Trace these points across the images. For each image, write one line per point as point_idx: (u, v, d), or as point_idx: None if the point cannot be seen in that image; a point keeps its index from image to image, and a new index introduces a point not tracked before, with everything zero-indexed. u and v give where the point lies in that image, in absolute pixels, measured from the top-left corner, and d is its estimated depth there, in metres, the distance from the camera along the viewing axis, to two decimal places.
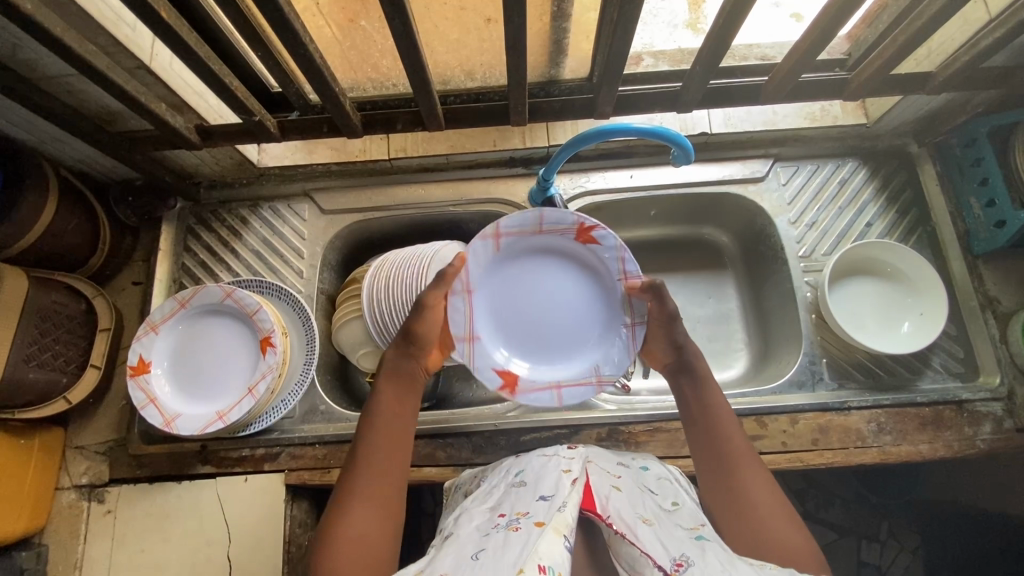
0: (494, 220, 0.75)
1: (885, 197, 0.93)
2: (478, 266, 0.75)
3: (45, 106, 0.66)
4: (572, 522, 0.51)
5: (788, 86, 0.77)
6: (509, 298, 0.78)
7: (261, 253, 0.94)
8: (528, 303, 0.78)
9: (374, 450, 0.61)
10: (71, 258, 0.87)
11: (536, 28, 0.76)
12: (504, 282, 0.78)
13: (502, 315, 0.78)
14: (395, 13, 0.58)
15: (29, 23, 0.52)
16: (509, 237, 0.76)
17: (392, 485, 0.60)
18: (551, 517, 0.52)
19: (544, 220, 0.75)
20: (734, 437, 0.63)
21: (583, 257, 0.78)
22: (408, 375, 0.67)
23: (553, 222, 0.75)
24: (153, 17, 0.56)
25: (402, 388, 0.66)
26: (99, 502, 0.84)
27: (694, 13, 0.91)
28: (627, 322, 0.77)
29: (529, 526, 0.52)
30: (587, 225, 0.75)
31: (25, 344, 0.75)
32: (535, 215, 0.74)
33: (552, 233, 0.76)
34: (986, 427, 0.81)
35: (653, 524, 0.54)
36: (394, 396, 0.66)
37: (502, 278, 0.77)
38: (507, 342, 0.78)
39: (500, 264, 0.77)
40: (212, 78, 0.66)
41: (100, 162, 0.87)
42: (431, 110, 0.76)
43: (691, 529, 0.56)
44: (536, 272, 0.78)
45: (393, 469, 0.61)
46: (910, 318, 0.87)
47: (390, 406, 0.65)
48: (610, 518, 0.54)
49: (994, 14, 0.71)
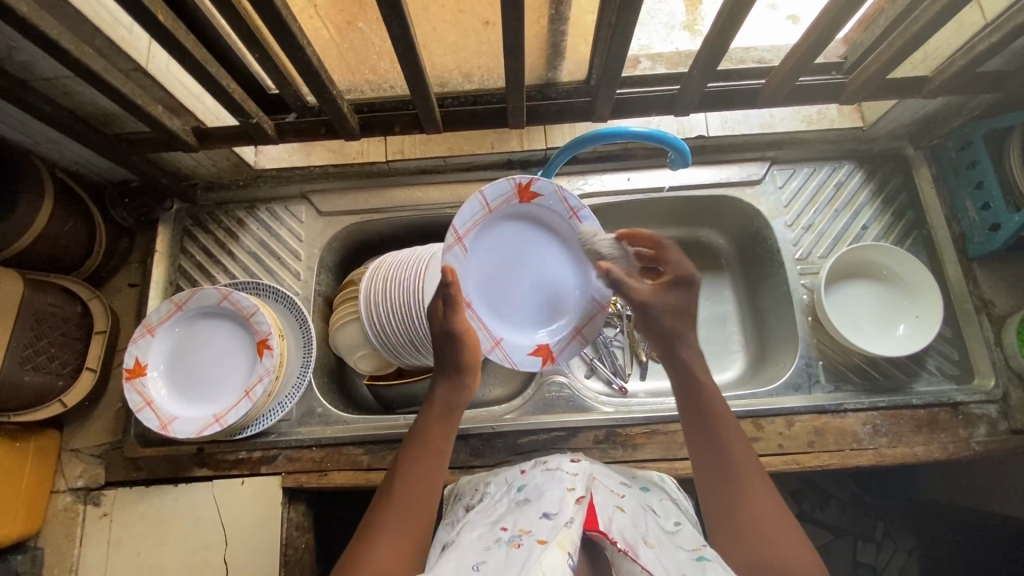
0: (448, 227, 0.69)
1: (881, 200, 0.93)
2: (464, 277, 0.72)
3: (40, 108, 0.66)
4: (577, 539, 0.52)
5: (786, 89, 0.77)
6: (493, 284, 0.76)
7: (258, 255, 0.94)
8: (513, 277, 0.77)
9: (412, 480, 0.60)
10: (67, 260, 0.87)
11: (534, 31, 0.76)
12: (486, 273, 0.75)
13: (500, 303, 0.77)
14: (393, 16, 0.58)
15: (25, 25, 0.52)
16: (468, 233, 0.71)
17: (423, 519, 0.59)
18: (555, 534, 0.52)
19: (487, 198, 0.71)
20: (736, 447, 0.62)
21: (531, 213, 0.77)
22: (455, 409, 0.67)
23: (496, 196, 0.72)
24: (150, 20, 0.56)
25: (447, 421, 0.66)
26: (94, 505, 0.84)
27: (691, 15, 0.92)
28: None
29: (531, 543, 0.52)
30: (524, 183, 0.73)
31: (20, 347, 0.75)
32: (478, 198, 0.71)
33: (498, 206, 0.73)
34: (981, 428, 0.82)
35: (655, 546, 0.55)
36: (438, 428, 0.65)
37: (483, 269, 0.75)
38: (521, 319, 0.79)
39: (479, 262, 0.74)
40: (210, 80, 0.66)
41: (96, 164, 0.87)
42: (429, 113, 0.76)
43: (691, 549, 0.56)
44: (500, 242, 0.76)
45: (426, 504, 0.60)
46: (906, 320, 0.87)
47: (434, 438, 0.64)
48: (614, 537, 0.54)
49: (989, 19, 0.71)
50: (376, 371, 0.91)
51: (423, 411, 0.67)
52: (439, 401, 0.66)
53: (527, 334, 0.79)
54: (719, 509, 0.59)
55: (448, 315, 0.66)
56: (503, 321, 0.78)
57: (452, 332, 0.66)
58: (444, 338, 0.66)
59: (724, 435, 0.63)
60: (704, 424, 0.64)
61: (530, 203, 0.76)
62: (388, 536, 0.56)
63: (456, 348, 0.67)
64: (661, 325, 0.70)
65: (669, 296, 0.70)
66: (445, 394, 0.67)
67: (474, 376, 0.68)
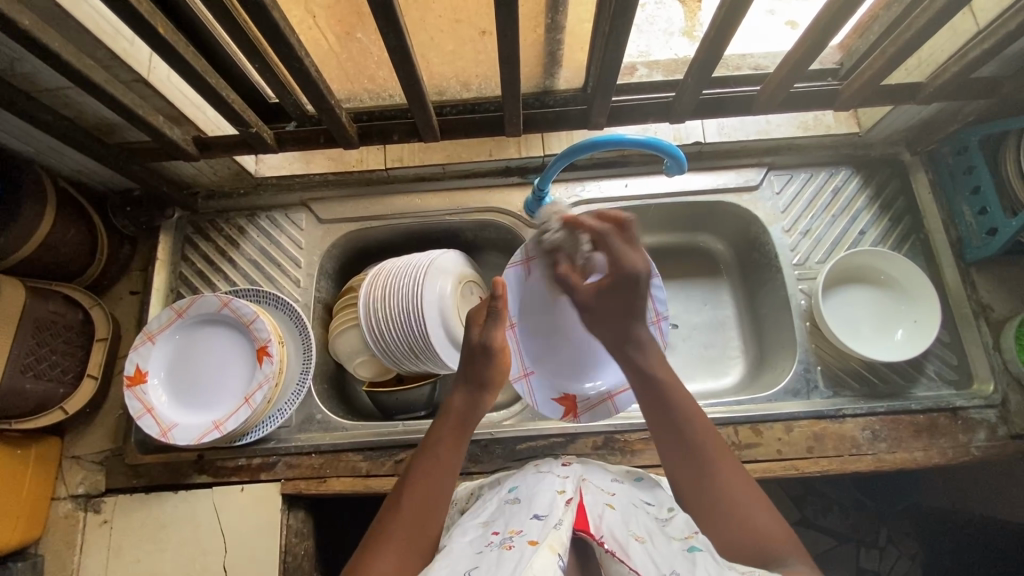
0: (518, 248, 0.82)
1: (878, 206, 0.94)
2: (514, 292, 0.82)
3: (43, 119, 0.67)
4: (566, 539, 0.52)
5: (781, 96, 0.77)
6: (546, 322, 0.84)
7: (258, 262, 0.95)
8: (563, 332, 0.85)
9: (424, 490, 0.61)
10: (69, 267, 0.87)
11: (530, 40, 0.77)
12: (539, 304, 0.84)
13: (543, 344, 0.84)
14: (391, 29, 0.59)
15: (28, 38, 0.53)
16: (536, 262, 0.81)
17: (428, 528, 0.59)
18: (545, 535, 0.53)
19: (527, 254, 0.81)
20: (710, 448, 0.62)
21: None
22: (470, 421, 0.67)
23: (569, 236, 0.79)
24: (152, 34, 0.57)
25: (461, 431, 0.66)
26: (95, 512, 0.84)
27: (690, 22, 0.93)
28: (655, 320, 0.85)
29: (521, 544, 0.52)
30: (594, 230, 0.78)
31: (23, 354, 0.76)
32: (549, 231, 0.79)
33: (536, 255, 0.81)
34: (980, 434, 0.82)
35: (646, 541, 0.55)
36: (452, 437, 0.65)
37: (530, 301, 0.83)
38: (558, 367, 0.85)
39: (528, 288, 0.83)
40: (209, 91, 0.67)
41: (98, 172, 0.88)
42: (427, 122, 0.77)
43: (683, 541, 0.56)
44: (552, 291, 0.83)
45: (434, 520, 0.60)
46: (904, 325, 0.87)
47: (446, 448, 0.64)
48: (601, 537, 0.54)
49: (982, 26, 0.72)
50: (376, 377, 0.92)
51: (439, 420, 0.67)
52: (455, 412, 0.67)
53: (561, 380, 0.84)
54: (699, 507, 0.61)
55: (488, 328, 0.70)
56: (544, 357, 0.84)
57: (489, 345, 0.69)
58: (479, 349, 0.69)
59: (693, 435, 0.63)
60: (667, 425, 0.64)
61: None
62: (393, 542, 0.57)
63: (487, 362, 0.69)
64: (610, 326, 0.71)
65: (608, 297, 0.70)
66: (461, 407, 0.67)
67: (492, 392, 0.70)
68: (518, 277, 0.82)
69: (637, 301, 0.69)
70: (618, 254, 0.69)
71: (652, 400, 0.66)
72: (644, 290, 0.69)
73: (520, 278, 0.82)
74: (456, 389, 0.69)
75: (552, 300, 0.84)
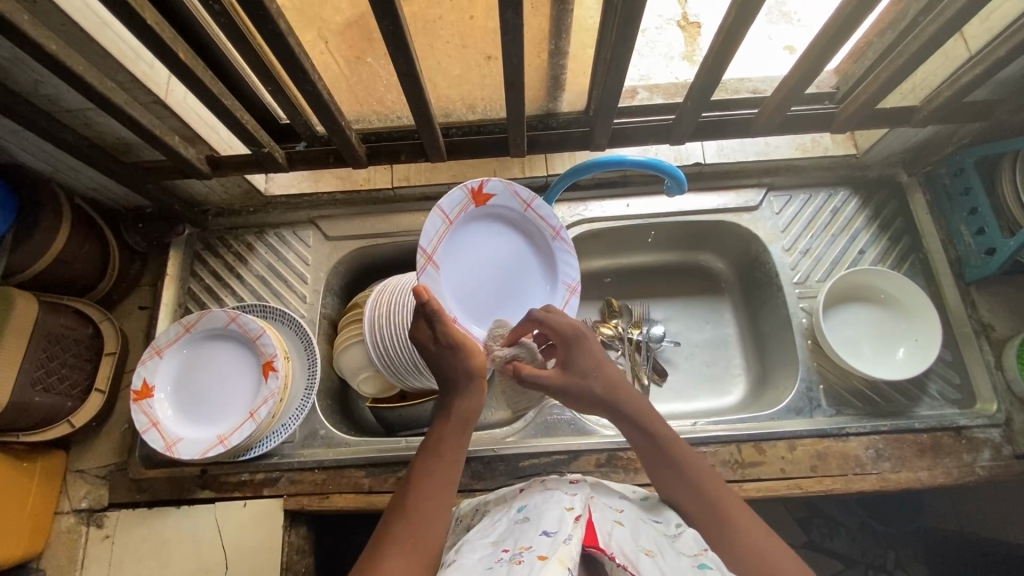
0: (417, 249, 0.70)
1: (877, 226, 0.95)
2: (439, 294, 0.72)
3: (63, 138, 0.69)
4: (576, 554, 0.52)
5: (778, 119, 0.80)
6: (486, 278, 0.79)
7: (266, 278, 0.96)
8: (505, 283, 0.81)
9: (427, 489, 0.60)
10: (81, 282, 0.89)
11: (535, 65, 0.79)
12: (470, 300, 0.77)
13: (483, 304, 0.79)
14: (400, 54, 0.61)
15: (54, 62, 0.55)
16: (457, 215, 0.74)
17: (434, 527, 0.58)
18: (554, 550, 0.53)
19: (444, 210, 0.72)
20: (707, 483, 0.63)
21: (491, 213, 0.79)
22: (468, 417, 0.65)
23: (452, 206, 0.73)
24: (172, 58, 0.59)
25: (462, 430, 0.65)
26: (98, 527, 0.84)
27: (690, 47, 0.97)
28: (554, 234, 0.83)
29: (531, 559, 0.52)
30: (475, 187, 0.74)
31: (33, 367, 0.77)
32: (437, 212, 0.71)
33: (457, 215, 0.74)
34: (985, 453, 0.81)
35: (656, 557, 0.54)
36: (454, 436, 0.64)
37: (457, 255, 0.76)
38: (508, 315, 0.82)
39: (448, 275, 0.75)
40: (223, 112, 0.69)
41: (113, 190, 0.90)
42: (434, 143, 0.80)
43: (693, 556, 0.56)
44: (480, 239, 0.78)
45: (437, 521, 0.59)
46: (905, 344, 0.87)
47: (450, 449, 0.63)
48: (612, 552, 0.54)
49: (974, 51, 0.74)
50: (380, 394, 0.92)
51: (438, 417, 0.66)
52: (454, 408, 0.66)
53: (511, 325, 0.81)
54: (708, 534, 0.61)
55: (437, 331, 0.67)
56: (500, 309, 0.80)
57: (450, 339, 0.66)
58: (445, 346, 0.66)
59: (683, 464, 0.65)
60: (660, 458, 0.66)
61: (486, 204, 0.77)
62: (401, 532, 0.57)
63: (458, 355, 0.66)
64: (579, 395, 0.69)
65: (574, 362, 0.70)
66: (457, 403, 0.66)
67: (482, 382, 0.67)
68: (451, 257, 0.75)
69: (593, 345, 0.71)
70: (553, 322, 0.71)
71: (638, 431, 0.68)
72: (591, 338, 0.71)
73: (459, 258, 0.76)
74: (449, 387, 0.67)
75: (470, 259, 0.77)
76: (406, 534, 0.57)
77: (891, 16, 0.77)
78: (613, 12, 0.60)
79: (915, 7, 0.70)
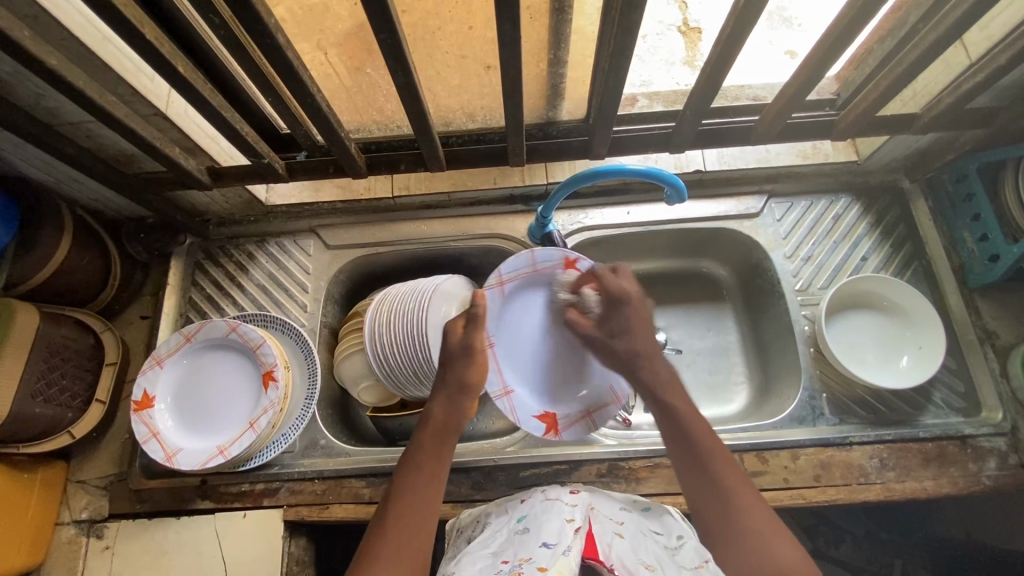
0: (494, 270, 0.82)
1: (879, 232, 0.94)
2: (491, 316, 0.82)
3: (63, 151, 0.69)
4: (575, 566, 0.53)
5: (778, 126, 0.79)
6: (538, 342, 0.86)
7: (266, 287, 0.96)
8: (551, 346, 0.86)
9: (408, 505, 0.61)
10: (82, 293, 0.89)
11: (533, 73, 0.80)
12: (516, 339, 0.85)
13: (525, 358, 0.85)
14: (399, 67, 0.61)
15: (54, 77, 0.56)
16: (510, 282, 0.83)
17: (419, 543, 0.59)
18: (553, 562, 0.53)
19: (536, 258, 0.83)
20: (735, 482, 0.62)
21: (572, 287, 0.86)
22: (450, 426, 0.67)
23: (544, 260, 0.83)
24: (172, 72, 0.60)
25: (443, 442, 0.66)
26: (98, 538, 0.84)
27: (690, 52, 0.98)
28: None
29: (531, 571, 0.52)
30: (572, 258, 0.83)
31: (33, 378, 0.77)
32: (527, 256, 0.82)
33: (544, 269, 0.84)
34: (991, 462, 0.81)
35: (655, 569, 0.55)
36: (432, 449, 0.65)
37: (512, 323, 0.85)
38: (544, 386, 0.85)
39: (503, 312, 0.83)
40: (223, 124, 0.69)
41: (114, 201, 0.91)
42: (433, 153, 0.79)
43: (694, 569, 0.56)
44: (540, 306, 0.86)
45: (422, 538, 0.60)
46: (909, 352, 0.87)
47: (429, 461, 0.65)
48: (611, 564, 0.55)
49: (974, 58, 0.73)
50: (380, 404, 0.92)
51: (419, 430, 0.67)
52: (435, 420, 0.67)
53: (541, 396, 0.85)
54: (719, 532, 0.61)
55: (469, 333, 0.70)
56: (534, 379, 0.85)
57: (471, 347, 0.69)
58: (461, 352, 0.69)
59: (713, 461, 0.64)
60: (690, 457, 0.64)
61: None
62: (389, 538, 0.59)
63: (465, 365, 0.69)
64: (619, 349, 0.75)
65: (613, 321, 0.75)
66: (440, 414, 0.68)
67: (471, 397, 0.69)
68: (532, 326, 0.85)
69: (633, 314, 0.74)
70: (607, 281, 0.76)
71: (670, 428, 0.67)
72: (633, 304, 0.74)
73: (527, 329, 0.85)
74: (434, 397, 0.69)
75: (530, 318, 0.85)
76: (391, 548, 0.58)
77: (891, 24, 0.76)
78: (611, 23, 0.60)
79: (913, 14, 0.69)
